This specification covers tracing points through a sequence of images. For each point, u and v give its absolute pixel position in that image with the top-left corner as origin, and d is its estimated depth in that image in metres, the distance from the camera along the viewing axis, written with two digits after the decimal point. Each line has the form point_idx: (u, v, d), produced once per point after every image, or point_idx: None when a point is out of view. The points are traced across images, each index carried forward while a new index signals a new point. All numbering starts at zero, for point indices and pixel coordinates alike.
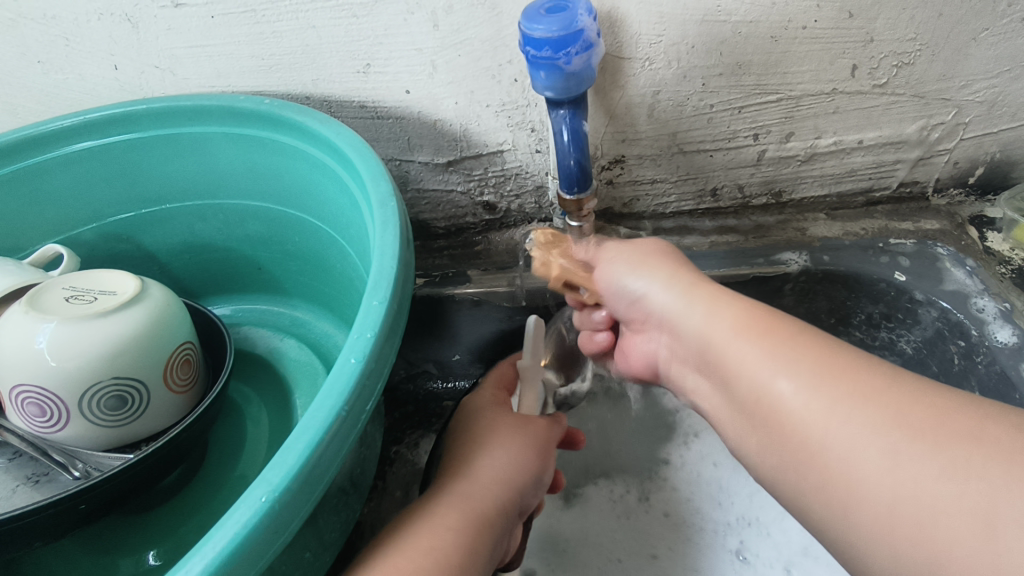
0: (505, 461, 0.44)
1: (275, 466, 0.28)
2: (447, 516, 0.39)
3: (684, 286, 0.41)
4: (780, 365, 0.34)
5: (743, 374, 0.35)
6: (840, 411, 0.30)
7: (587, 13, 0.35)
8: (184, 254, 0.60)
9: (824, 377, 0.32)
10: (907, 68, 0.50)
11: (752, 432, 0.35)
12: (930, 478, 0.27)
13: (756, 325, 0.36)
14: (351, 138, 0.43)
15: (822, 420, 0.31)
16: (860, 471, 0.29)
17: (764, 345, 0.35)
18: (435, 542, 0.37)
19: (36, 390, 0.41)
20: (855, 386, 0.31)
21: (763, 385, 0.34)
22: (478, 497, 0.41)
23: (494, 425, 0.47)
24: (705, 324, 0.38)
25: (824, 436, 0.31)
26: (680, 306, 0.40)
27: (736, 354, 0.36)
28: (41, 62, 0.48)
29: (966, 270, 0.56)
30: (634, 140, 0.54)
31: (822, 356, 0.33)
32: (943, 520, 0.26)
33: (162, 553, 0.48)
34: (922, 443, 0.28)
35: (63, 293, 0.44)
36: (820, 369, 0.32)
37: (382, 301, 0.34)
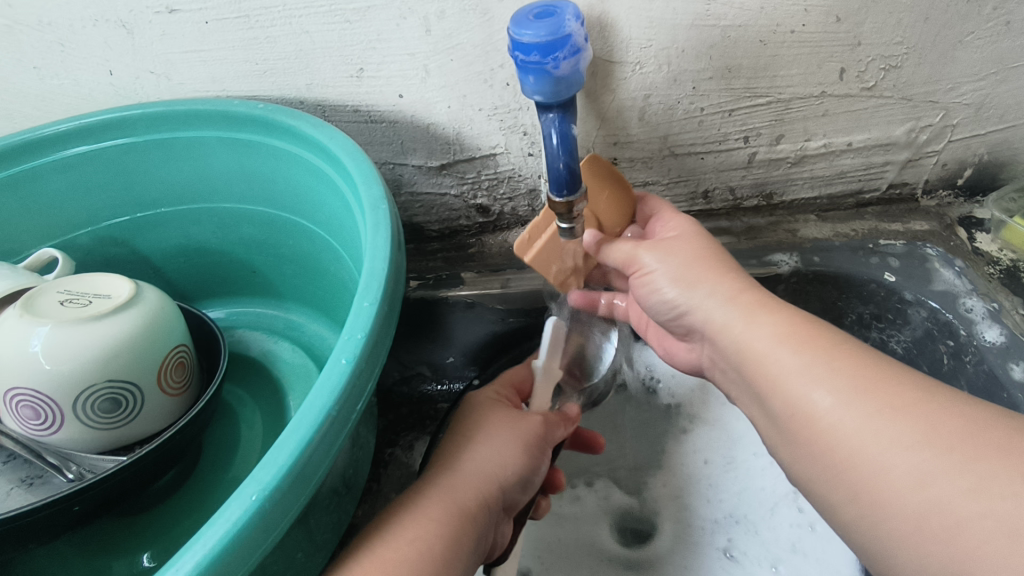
0: (495, 454, 0.44)
1: (266, 465, 0.28)
2: (429, 508, 0.40)
3: (735, 296, 0.41)
4: (820, 373, 0.35)
5: (783, 382, 0.36)
6: (874, 424, 0.31)
7: (574, 19, 0.35)
8: (179, 258, 0.60)
9: (864, 389, 0.33)
10: (894, 71, 0.50)
11: (784, 441, 0.37)
12: (957, 495, 0.28)
13: (797, 336, 0.37)
14: (344, 141, 0.44)
15: (857, 433, 0.32)
16: (890, 483, 0.30)
17: (805, 356, 0.36)
18: (420, 533, 0.38)
19: (29, 394, 0.41)
20: (891, 401, 0.32)
21: (801, 394, 0.35)
22: (459, 488, 0.41)
23: (487, 416, 0.47)
24: (749, 330, 0.39)
25: (857, 446, 0.32)
26: (723, 315, 0.41)
27: (777, 362, 0.37)
28: (36, 68, 0.48)
29: (955, 271, 0.57)
30: (626, 143, 0.55)
31: (867, 371, 0.34)
32: (970, 531, 0.27)
33: (156, 555, 0.48)
34: (953, 456, 0.29)
35: (58, 296, 0.44)
36: (862, 380, 0.33)
37: (372, 302, 0.34)
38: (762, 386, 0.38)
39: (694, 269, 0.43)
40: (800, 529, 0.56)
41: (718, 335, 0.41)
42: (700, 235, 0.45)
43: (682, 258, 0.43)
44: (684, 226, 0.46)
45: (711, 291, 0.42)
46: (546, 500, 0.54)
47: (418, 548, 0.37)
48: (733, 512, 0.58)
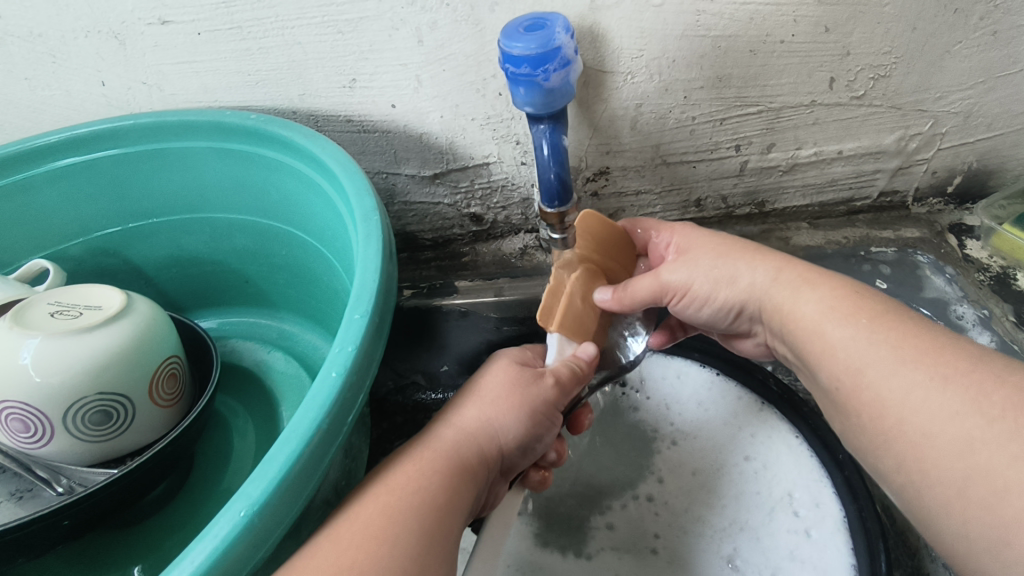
0: (501, 409, 0.42)
1: (255, 480, 0.28)
2: (423, 458, 0.39)
3: (780, 274, 0.42)
4: (869, 339, 0.36)
5: (827, 361, 0.38)
6: (920, 393, 0.33)
7: (564, 31, 0.35)
8: (171, 268, 0.60)
9: (916, 355, 0.34)
10: (883, 81, 0.51)
11: (835, 418, 0.39)
12: (1003, 464, 0.29)
13: (845, 309, 0.38)
14: (336, 152, 0.44)
15: (903, 404, 0.33)
16: (934, 452, 0.32)
17: (851, 328, 0.37)
18: (424, 482, 0.37)
19: (19, 407, 0.40)
20: (939, 369, 0.33)
21: (848, 366, 0.36)
22: (456, 442, 0.40)
23: (494, 372, 0.45)
24: (791, 314, 0.40)
25: (900, 417, 0.33)
26: (766, 300, 0.42)
27: (824, 337, 0.38)
28: (27, 79, 0.48)
29: (946, 278, 0.58)
30: (618, 151, 0.55)
31: (914, 340, 0.35)
32: (1009, 502, 0.29)
33: (149, 567, 0.47)
34: (996, 427, 0.30)
35: (48, 308, 0.44)
36: (909, 351, 0.34)
37: (363, 314, 0.34)
38: (810, 362, 0.39)
39: (733, 258, 0.44)
40: (797, 535, 0.55)
41: (766, 319, 0.43)
42: (712, 233, 0.47)
43: (710, 258, 0.45)
44: (688, 233, 0.47)
45: (752, 278, 0.43)
46: (538, 474, 0.52)
47: (419, 501, 0.36)
48: (730, 518, 0.58)
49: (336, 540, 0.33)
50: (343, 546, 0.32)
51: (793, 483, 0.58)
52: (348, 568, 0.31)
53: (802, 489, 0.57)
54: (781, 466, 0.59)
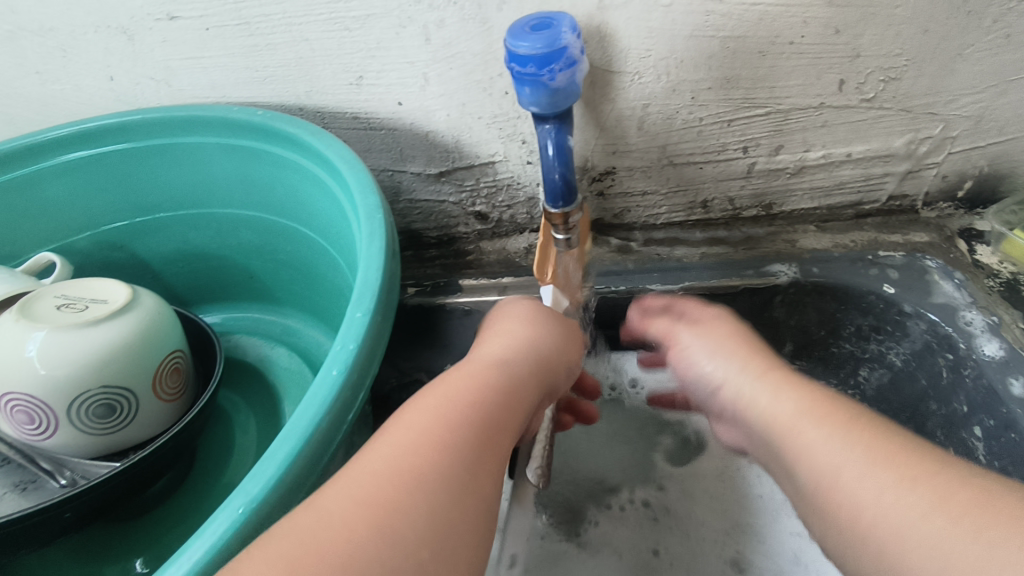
0: (537, 337, 0.43)
1: (254, 478, 0.28)
2: (469, 372, 0.38)
3: (764, 373, 0.42)
4: (840, 434, 0.35)
5: (803, 460, 0.36)
6: (892, 490, 0.31)
7: (571, 31, 0.35)
8: (178, 262, 0.60)
9: (886, 451, 0.33)
10: (894, 83, 0.50)
11: (812, 526, 0.35)
12: (979, 555, 0.26)
13: (819, 411, 0.37)
14: (341, 149, 0.44)
15: (877, 501, 0.31)
16: (908, 551, 0.28)
17: (825, 428, 0.36)
18: (479, 397, 0.35)
19: (24, 398, 0.41)
20: (910, 469, 0.31)
21: (823, 465, 0.34)
22: (502, 360, 0.40)
23: (519, 308, 0.46)
24: (772, 403, 0.40)
25: (874, 516, 0.31)
26: (750, 391, 0.42)
27: (801, 436, 0.37)
28: (38, 73, 0.49)
29: (955, 283, 0.56)
30: (625, 151, 0.55)
31: (884, 437, 0.34)
32: None
33: (150, 560, 0.47)
34: (970, 523, 0.27)
35: (54, 301, 0.44)
36: (882, 447, 0.33)
37: (366, 312, 0.34)
38: (788, 463, 0.37)
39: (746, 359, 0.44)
40: (801, 539, 0.56)
41: (745, 412, 0.42)
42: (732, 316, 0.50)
43: (721, 336, 0.47)
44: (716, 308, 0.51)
45: (745, 366, 0.44)
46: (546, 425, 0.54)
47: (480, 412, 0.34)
48: (734, 522, 0.58)
49: (393, 442, 0.31)
50: (401, 448, 0.31)
51: None
52: (410, 472, 0.29)
53: None
54: None
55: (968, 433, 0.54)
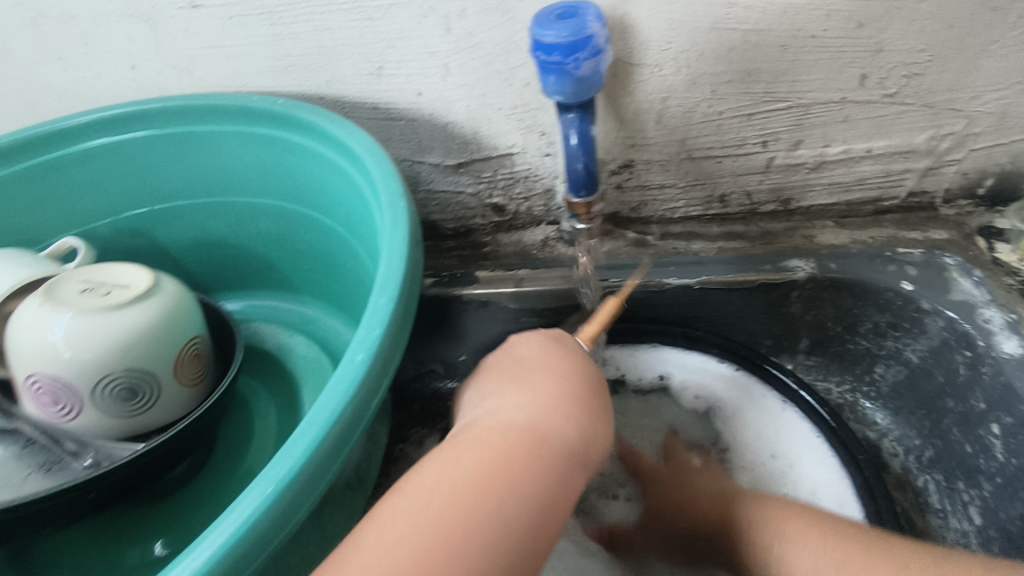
0: (589, 434, 0.36)
1: (282, 459, 0.28)
2: (507, 470, 0.32)
3: (741, 497, 0.53)
4: (824, 544, 0.43)
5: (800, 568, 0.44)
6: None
7: (596, 19, 0.35)
8: (196, 250, 0.60)
9: (861, 545, 0.42)
10: (916, 79, 0.50)
11: None
12: None
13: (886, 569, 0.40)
14: (363, 138, 0.44)
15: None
16: None
17: (806, 534, 0.45)
18: (495, 518, 0.31)
19: (50, 379, 0.42)
20: (872, 551, 0.41)
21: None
22: (546, 460, 0.34)
23: (582, 372, 0.39)
24: (757, 524, 0.49)
25: None
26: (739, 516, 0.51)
27: (794, 548, 0.45)
28: (61, 59, 0.49)
29: (974, 280, 0.55)
30: (643, 145, 0.54)
31: (851, 532, 0.44)
32: None
33: (170, 543, 0.47)
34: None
35: (78, 286, 0.45)
36: (862, 549, 0.42)
37: (389, 299, 0.34)
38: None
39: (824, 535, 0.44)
40: None
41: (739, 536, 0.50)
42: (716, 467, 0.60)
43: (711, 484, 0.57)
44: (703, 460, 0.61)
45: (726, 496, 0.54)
46: None
47: (519, 524, 0.31)
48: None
49: (389, 553, 0.28)
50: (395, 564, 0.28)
51: (815, 482, 0.58)
52: None
53: (828, 489, 0.57)
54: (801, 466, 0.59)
55: (985, 431, 0.54)
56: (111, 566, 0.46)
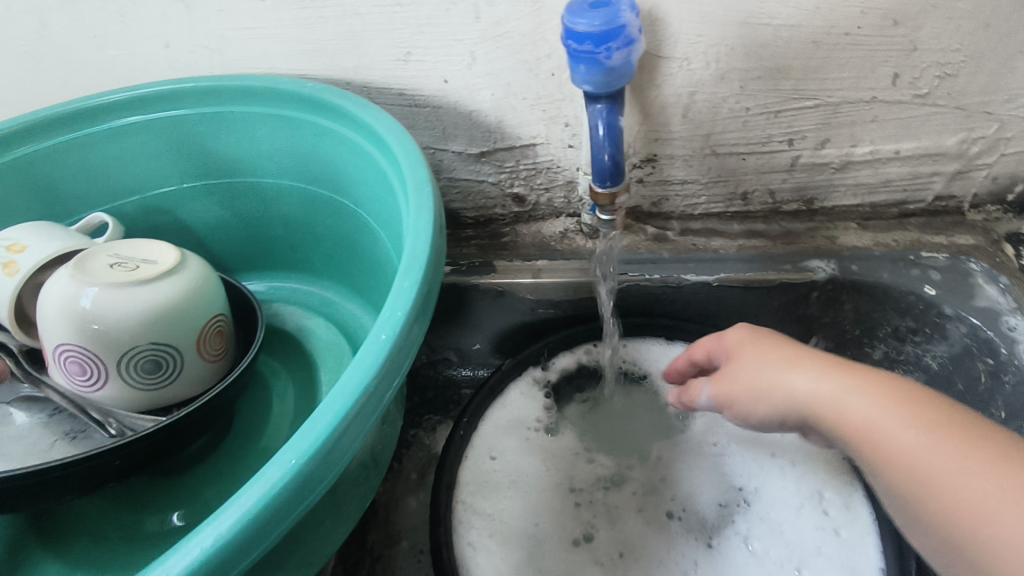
0: None
1: (304, 433, 0.28)
2: None
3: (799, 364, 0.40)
4: (888, 406, 0.35)
5: (856, 425, 0.36)
6: (944, 453, 0.32)
7: (629, 9, 0.36)
8: (221, 230, 0.61)
9: (929, 416, 0.34)
10: (949, 80, 0.49)
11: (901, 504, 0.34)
12: (969, 471, 0.31)
13: (909, 414, 0.35)
14: (390, 123, 0.44)
15: (930, 462, 0.33)
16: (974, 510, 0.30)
17: (883, 402, 0.36)
18: None
19: (78, 348, 0.43)
20: (962, 435, 0.33)
21: (890, 441, 0.34)
22: None
23: None
24: (821, 389, 0.38)
25: (934, 475, 0.32)
26: (798, 383, 0.39)
27: (861, 413, 0.36)
28: (97, 37, 0.50)
29: (1000, 287, 0.55)
30: (667, 139, 0.54)
31: (940, 412, 0.34)
32: (977, 496, 0.31)
33: (186, 514, 0.48)
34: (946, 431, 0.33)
35: (107, 260, 0.45)
36: (935, 420, 0.34)
37: (413, 282, 0.34)
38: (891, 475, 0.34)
39: (825, 369, 0.39)
40: (824, 533, 0.53)
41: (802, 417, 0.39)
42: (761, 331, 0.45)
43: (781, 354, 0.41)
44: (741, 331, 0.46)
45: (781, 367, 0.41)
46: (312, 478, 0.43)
47: None
48: (746, 499, 0.56)
49: None
50: None
51: (817, 481, 0.56)
52: None
53: (831, 487, 0.56)
54: (810, 464, 0.57)
55: None
56: (128, 534, 0.47)
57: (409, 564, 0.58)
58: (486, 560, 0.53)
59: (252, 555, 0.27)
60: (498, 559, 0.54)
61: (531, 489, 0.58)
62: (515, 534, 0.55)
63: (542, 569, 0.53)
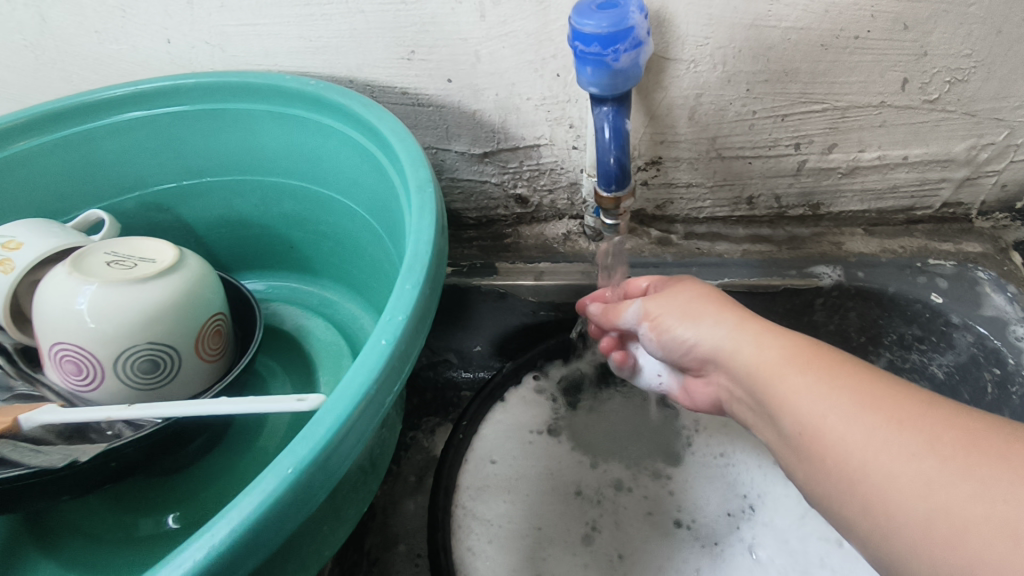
0: None
1: (303, 438, 0.28)
2: None
3: (732, 321, 0.40)
4: (817, 380, 0.34)
5: (785, 400, 0.34)
6: (879, 436, 0.30)
7: (638, 10, 0.35)
8: (220, 228, 0.61)
9: (858, 390, 0.32)
10: (960, 85, 0.49)
11: (823, 482, 0.32)
12: (895, 449, 0.29)
13: (803, 359, 0.35)
14: (392, 122, 0.44)
15: (861, 444, 0.30)
16: (894, 491, 0.29)
17: (812, 377, 0.34)
18: None
19: (73, 348, 0.42)
20: (896, 413, 0.30)
21: (812, 414, 0.33)
22: None
23: None
24: (743, 347, 0.38)
25: (862, 459, 0.30)
26: (726, 340, 0.39)
27: (791, 388, 0.34)
28: (98, 32, 0.49)
29: (1007, 296, 0.54)
30: (673, 142, 0.53)
31: (875, 386, 0.32)
32: (903, 479, 0.28)
33: (182, 517, 0.48)
34: (878, 407, 0.31)
35: (104, 258, 0.45)
36: (862, 395, 0.32)
37: (414, 285, 0.34)
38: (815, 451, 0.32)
39: (725, 309, 0.41)
40: (829, 543, 0.53)
41: (720, 365, 0.40)
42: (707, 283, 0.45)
43: (710, 301, 0.42)
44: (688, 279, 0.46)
45: (715, 321, 0.40)
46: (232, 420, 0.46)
47: None
48: (750, 506, 0.56)
49: None
50: None
51: None
52: None
53: None
54: None
55: None
56: (124, 536, 0.47)
57: (406, 568, 0.57)
58: (484, 564, 0.53)
59: (251, 562, 0.26)
60: (495, 563, 0.53)
61: (531, 494, 0.57)
62: (513, 539, 0.55)
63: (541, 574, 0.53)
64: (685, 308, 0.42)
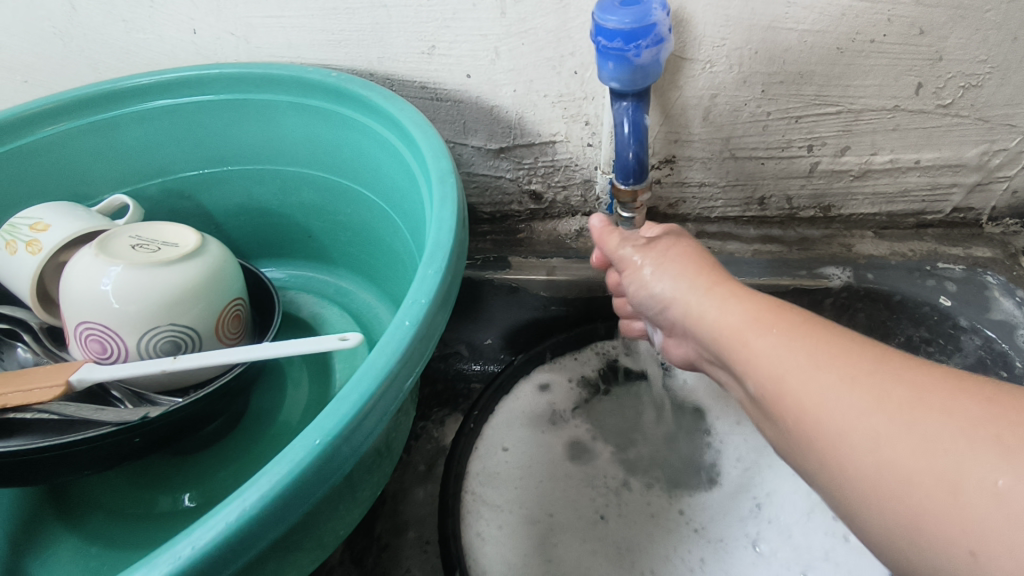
0: None
1: (329, 414, 0.28)
2: None
3: (702, 279, 0.38)
4: (778, 337, 0.32)
5: (748, 359, 0.33)
6: (832, 392, 0.29)
7: (661, 8, 0.36)
8: (240, 217, 0.62)
9: (816, 349, 0.31)
10: (974, 90, 0.49)
11: (787, 442, 0.31)
12: (848, 403, 0.28)
13: (767, 320, 0.34)
14: (413, 114, 0.45)
15: (815, 402, 0.29)
16: (845, 447, 0.28)
17: (771, 336, 0.33)
18: None
19: (99, 327, 0.43)
20: (850, 368, 0.29)
21: (771, 373, 0.32)
22: None
23: None
24: (711, 305, 0.36)
25: (817, 415, 0.29)
26: (693, 299, 0.37)
27: (753, 347, 0.33)
28: (126, 21, 0.51)
29: (1016, 301, 0.55)
30: (687, 141, 0.54)
31: (834, 343, 0.31)
32: (853, 434, 0.27)
33: (198, 496, 0.49)
34: (834, 364, 0.30)
35: (130, 241, 0.46)
36: (820, 353, 0.30)
37: (436, 271, 0.35)
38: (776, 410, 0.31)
39: (695, 273, 0.39)
40: (833, 538, 0.53)
41: (687, 323, 0.38)
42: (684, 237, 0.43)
43: (682, 259, 0.40)
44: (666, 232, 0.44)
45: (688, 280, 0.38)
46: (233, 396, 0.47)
47: None
48: (757, 503, 0.56)
49: None
50: None
51: None
52: None
53: None
54: None
55: None
56: (142, 511, 0.48)
57: (415, 554, 0.58)
58: (493, 549, 0.54)
59: (276, 529, 0.27)
60: (504, 549, 0.54)
61: (540, 483, 0.58)
62: (522, 527, 0.55)
63: (549, 563, 0.53)
64: (659, 265, 0.40)
